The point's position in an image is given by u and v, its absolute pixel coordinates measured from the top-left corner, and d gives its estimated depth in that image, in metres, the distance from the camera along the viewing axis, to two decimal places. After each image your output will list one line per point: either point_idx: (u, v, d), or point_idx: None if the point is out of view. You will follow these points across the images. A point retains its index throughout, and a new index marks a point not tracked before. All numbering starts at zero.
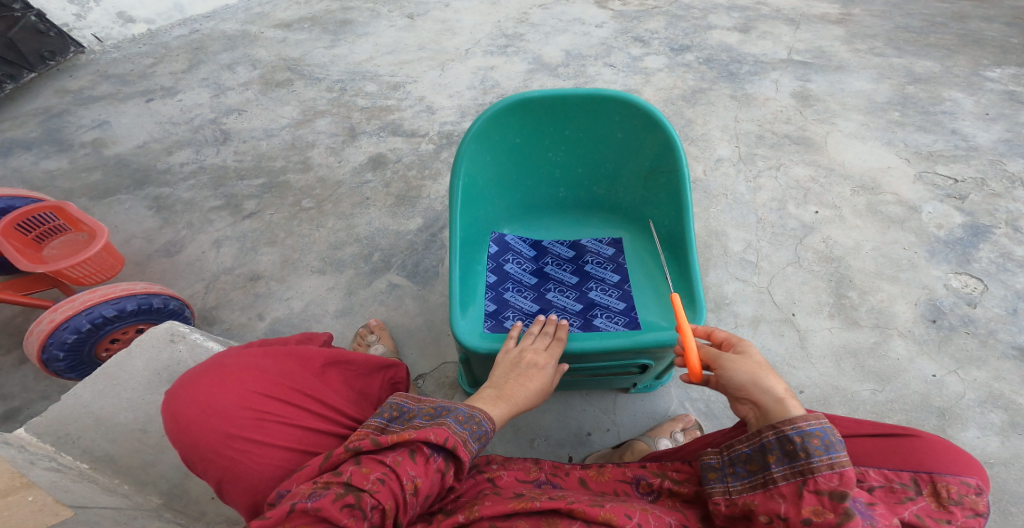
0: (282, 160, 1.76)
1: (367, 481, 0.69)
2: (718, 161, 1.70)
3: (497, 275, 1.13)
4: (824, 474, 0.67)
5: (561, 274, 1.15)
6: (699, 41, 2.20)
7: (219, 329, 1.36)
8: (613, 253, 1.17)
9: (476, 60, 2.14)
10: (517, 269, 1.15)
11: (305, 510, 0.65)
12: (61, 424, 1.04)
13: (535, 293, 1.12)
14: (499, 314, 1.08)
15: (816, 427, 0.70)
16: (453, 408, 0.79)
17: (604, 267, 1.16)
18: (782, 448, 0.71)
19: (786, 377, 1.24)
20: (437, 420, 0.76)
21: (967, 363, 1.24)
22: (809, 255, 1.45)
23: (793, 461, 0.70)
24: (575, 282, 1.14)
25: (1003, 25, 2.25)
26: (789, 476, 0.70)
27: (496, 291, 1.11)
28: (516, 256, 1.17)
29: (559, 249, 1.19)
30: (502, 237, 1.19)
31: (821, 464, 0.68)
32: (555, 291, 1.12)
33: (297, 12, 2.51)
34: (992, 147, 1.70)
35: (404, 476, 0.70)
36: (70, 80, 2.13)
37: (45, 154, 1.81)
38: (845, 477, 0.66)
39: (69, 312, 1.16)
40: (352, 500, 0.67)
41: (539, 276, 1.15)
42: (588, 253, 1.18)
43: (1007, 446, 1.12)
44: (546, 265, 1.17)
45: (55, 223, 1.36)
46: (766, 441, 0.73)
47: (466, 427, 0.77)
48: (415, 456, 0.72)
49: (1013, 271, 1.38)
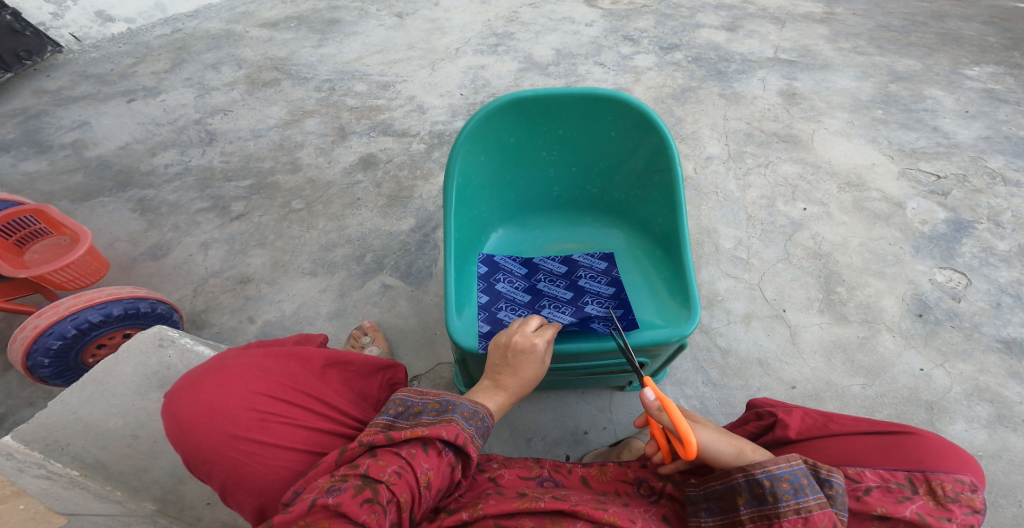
0: (270, 161, 1.74)
1: (384, 474, 0.69)
2: (708, 160, 1.71)
3: (489, 295, 1.08)
4: (790, 520, 0.69)
5: (555, 290, 1.09)
6: (687, 40, 2.22)
7: (208, 332, 1.34)
8: (606, 267, 1.13)
9: (465, 59, 2.13)
10: (509, 288, 1.10)
11: (325, 505, 0.65)
12: (48, 431, 1.00)
13: (529, 311, 1.06)
14: (491, 333, 1.00)
15: (786, 471, 0.71)
16: (458, 403, 0.79)
17: (599, 281, 1.11)
18: (752, 490, 0.72)
19: (778, 373, 1.25)
20: (445, 416, 0.76)
21: (954, 356, 1.26)
22: (798, 252, 1.46)
23: (762, 505, 0.71)
24: (570, 297, 1.08)
25: (981, 23, 2.30)
26: (757, 518, 0.71)
27: (488, 311, 1.05)
28: (507, 275, 1.13)
29: (551, 265, 1.14)
30: (491, 256, 1.15)
31: (788, 509, 0.69)
32: (549, 308, 1.05)
33: (283, 11, 2.48)
34: (972, 144, 1.73)
35: (418, 468, 0.71)
36: (49, 81, 2.08)
37: (24, 156, 1.77)
38: (811, 522, 0.68)
39: (54, 318, 1.13)
40: (370, 494, 0.67)
41: (533, 294, 1.09)
42: (581, 268, 1.14)
43: (994, 439, 1.14)
44: (539, 282, 1.11)
45: (37, 226, 1.33)
46: (735, 483, 0.73)
47: (472, 423, 0.77)
48: (428, 450, 0.73)
49: (996, 266, 1.42)
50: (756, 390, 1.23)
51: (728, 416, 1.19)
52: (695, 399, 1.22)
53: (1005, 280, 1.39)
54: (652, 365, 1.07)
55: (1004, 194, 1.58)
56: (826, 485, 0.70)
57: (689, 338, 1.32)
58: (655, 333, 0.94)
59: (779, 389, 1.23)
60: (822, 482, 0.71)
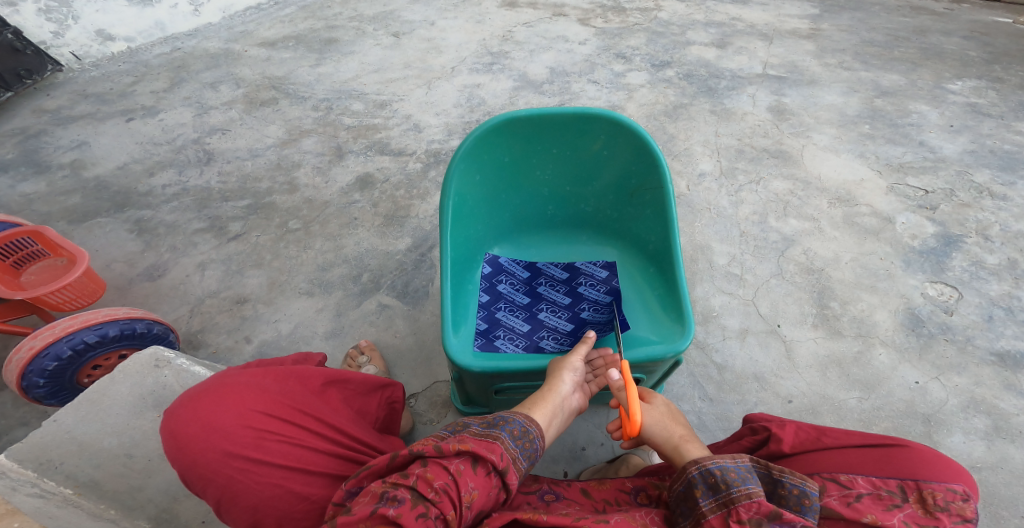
0: (268, 181, 1.75)
1: (433, 489, 0.69)
2: (701, 176, 1.73)
3: (490, 295, 1.15)
4: (744, 505, 0.71)
5: (554, 295, 1.16)
6: (678, 57, 2.25)
7: (205, 353, 1.34)
8: (607, 275, 1.18)
9: (462, 78, 2.16)
10: (510, 289, 1.17)
11: (384, 515, 0.65)
12: (42, 449, 1.01)
13: (527, 313, 1.13)
14: (490, 333, 1.09)
15: (733, 464, 0.76)
16: (510, 421, 0.79)
17: (598, 289, 1.17)
18: (706, 481, 0.75)
19: (775, 388, 1.26)
20: (493, 433, 0.77)
21: (948, 369, 1.28)
22: (791, 268, 1.48)
23: (718, 494, 0.74)
24: (567, 303, 1.15)
25: (962, 38, 2.34)
26: (716, 508, 0.73)
27: (488, 310, 1.13)
28: (510, 277, 1.19)
29: (553, 270, 1.20)
30: (496, 258, 1.20)
31: (740, 494, 0.72)
32: (546, 311, 1.14)
33: (281, 30, 2.51)
34: (958, 158, 1.76)
35: (464, 487, 0.70)
36: (48, 100, 2.10)
37: (22, 177, 1.78)
38: (762, 505, 0.71)
39: (49, 339, 1.13)
40: (424, 509, 0.67)
41: (532, 296, 1.16)
42: (582, 275, 1.19)
43: (992, 451, 1.15)
44: (539, 285, 1.18)
45: (34, 248, 1.34)
46: (689, 477, 0.76)
47: (519, 444, 0.77)
48: (477, 468, 0.72)
49: (986, 279, 1.43)
50: (753, 404, 1.24)
51: (725, 431, 1.20)
52: (692, 415, 1.22)
53: (996, 293, 1.41)
54: (647, 382, 1.08)
55: (991, 207, 1.60)
56: (777, 486, 0.75)
57: (685, 355, 1.32)
58: (651, 350, 0.95)
59: (776, 404, 1.24)
60: (774, 482, 0.75)
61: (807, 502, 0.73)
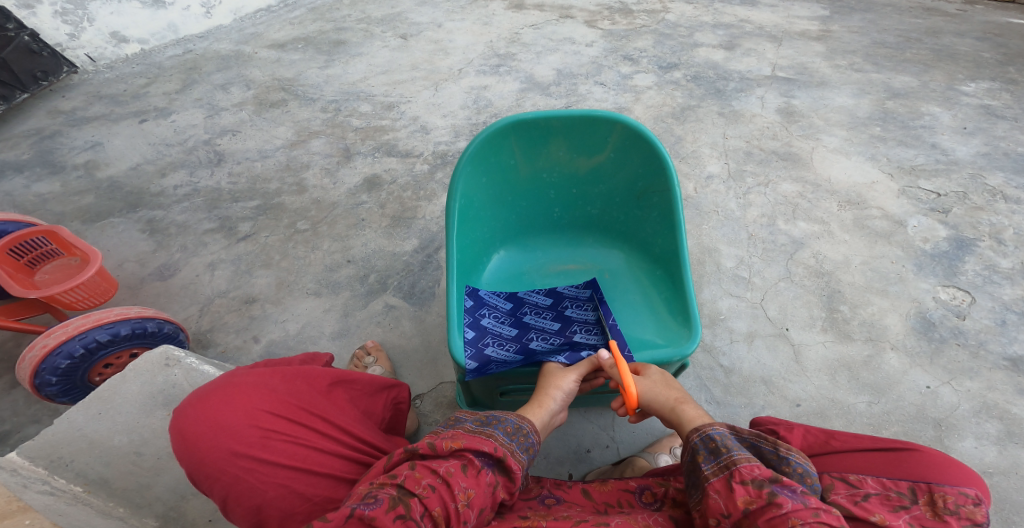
0: (277, 182, 1.76)
1: (419, 487, 0.69)
2: (708, 179, 1.72)
3: (475, 330, 1.04)
4: (745, 465, 0.72)
5: (542, 322, 1.08)
6: (686, 58, 2.25)
7: (213, 352, 1.36)
8: (591, 294, 1.13)
9: (469, 80, 2.17)
10: (494, 323, 1.06)
11: (360, 517, 0.65)
12: (53, 447, 1.03)
13: (518, 344, 1.02)
14: (484, 368, 0.95)
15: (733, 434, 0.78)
16: (503, 419, 0.82)
17: (584, 310, 1.11)
18: (707, 447, 0.77)
19: (783, 391, 1.25)
20: (485, 430, 0.79)
21: (960, 374, 1.26)
22: (800, 270, 1.47)
23: (719, 457, 0.75)
24: (557, 327, 1.07)
25: (975, 39, 2.31)
26: (718, 471, 0.74)
27: (475, 347, 1.00)
28: (492, 310, 1.09)
29: (536, 297, 1.13)
30: (476, 292, 1.11)
31: (740, 457, 0.74)
32: (537, 340, 1.04)
33: (291, 32, 2.53)
34: (971, 161, 1.73)
35: (455, 487, 0.70)
36: (63, 101, 2.13)
37: (37, 177, 1.80)
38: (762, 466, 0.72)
39: (62, 337, 1.15)
40: (403, 510, 0.67)
41: (519, 327, 1.07)
42: (566, 298, 1.13)
43: (1004, 455, 1.14)
44: (524, 314, 1.09)
45: (48, 247, 1.36)
46: (693, 444, 0.79)
47: (514, 439, 0.80)
48: (467, 469, 0.73)
49: (999, 283, 1.41)
50: (760, 408, 1.23)
51: None
52: None
53: (1010, 298, 1.38)
54: None
55: (1005, 211, 1.58)
56: (783, 464, 0.74)
57: (691, 357, 1.32)
58: (658, 353, 0.95)
59: (784, 407, 1.23)
60: (780, 460, 0.75)
61: (809, 480, 0.73)
